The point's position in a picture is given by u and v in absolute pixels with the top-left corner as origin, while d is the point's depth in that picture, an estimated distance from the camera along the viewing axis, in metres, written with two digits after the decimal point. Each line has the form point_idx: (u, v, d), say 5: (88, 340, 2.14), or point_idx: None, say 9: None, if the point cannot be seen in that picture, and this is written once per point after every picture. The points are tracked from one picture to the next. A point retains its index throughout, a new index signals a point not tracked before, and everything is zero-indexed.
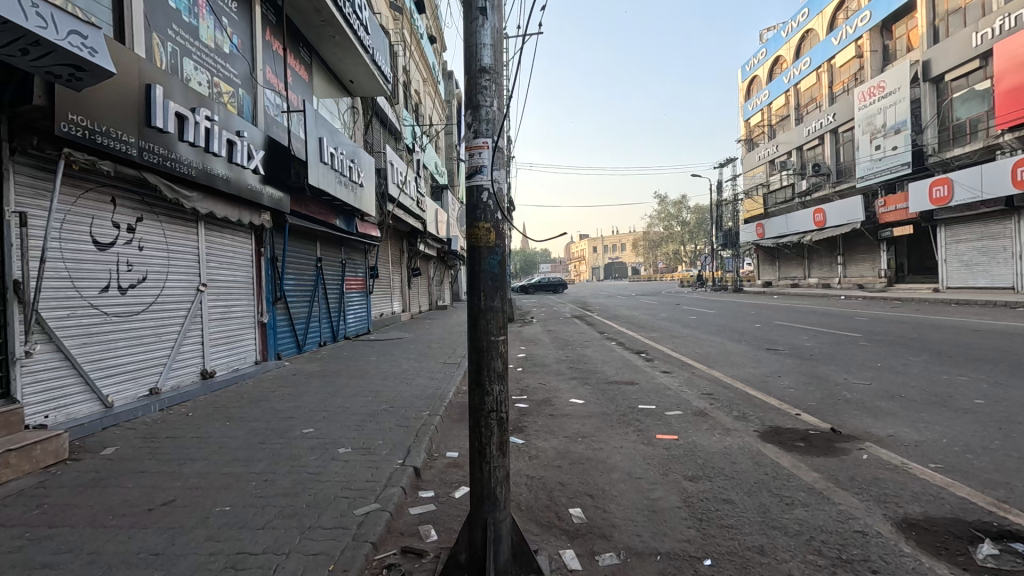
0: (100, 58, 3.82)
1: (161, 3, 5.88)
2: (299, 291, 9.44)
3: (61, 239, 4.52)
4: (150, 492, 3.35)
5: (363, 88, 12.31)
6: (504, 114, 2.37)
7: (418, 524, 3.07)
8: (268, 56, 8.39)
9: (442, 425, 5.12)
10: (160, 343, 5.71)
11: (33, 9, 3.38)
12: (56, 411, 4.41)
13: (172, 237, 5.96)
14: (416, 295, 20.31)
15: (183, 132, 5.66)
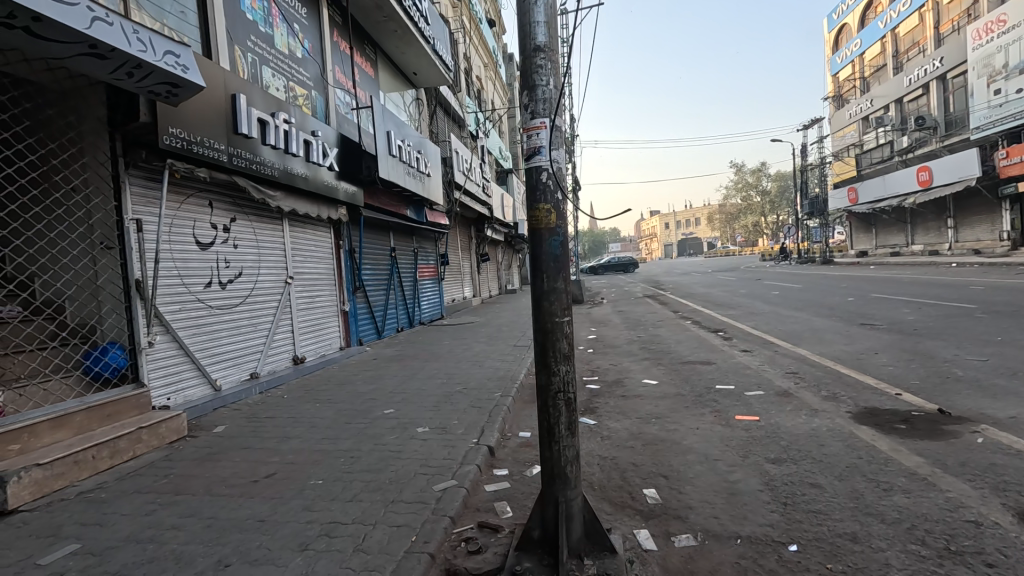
0: (192, 74, 4.18)
1: (239, 16, 6.31)
2: (376, 280, 9.92)
3: (169, 241, 5.04)
4: (255, 466, 3.72)
5: (426, 79, 12.56)
6: (561, 92, 2.33)
7: (493, 500, 3.18)
8: (336, 56, 8.77)
9: (513, 406, 5.23)
10: (256, 332, 6.25)
11: (135, 35, 3.75)
12: (175, 394, 4.98)
13: (262, 235, 6.46)
14: (486, 280, 20.69)
15: (265, 136, 6.08)
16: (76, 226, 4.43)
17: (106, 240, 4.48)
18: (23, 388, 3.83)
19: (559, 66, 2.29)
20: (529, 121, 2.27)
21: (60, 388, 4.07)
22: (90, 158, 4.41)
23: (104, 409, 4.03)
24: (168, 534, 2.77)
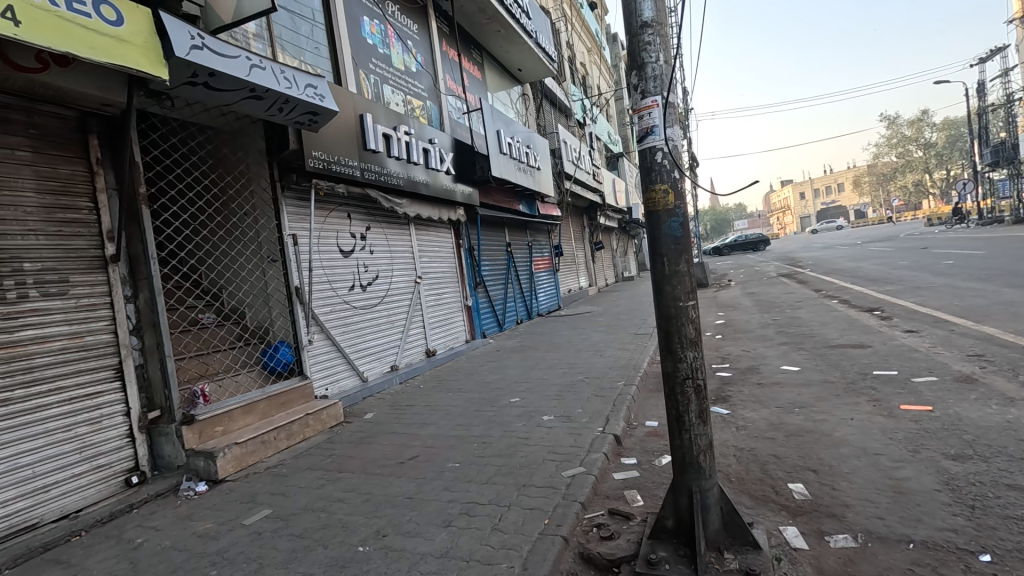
0: (328, 102, 4.72)
1: (361, 42, 6.94)
2: (495, 275, 10.32)
3: (319, 252, 5.74)
4: (400, 449, 4.12)
5: (531, 74, 12.69)
6: (672, 67, 2.23)
7: (623, 488, 3.16)
8: (446, 65, 9.25)
9: (638, 394, 5.12)
10: (393, 328, 6.88)
11: (283, 75, 4.34)
12: (331, 385, 5.69)
13: (393, 239, 7.08)
14: (601, 269, 20.42)
15: (390, 149, 6.63)
16: (249, 243, 5.23)
17: (272, 254, 5.26)
18: (221, 380, 4.65)
19: (669, 39, 2.19)
20: (639, 101, 2.21)
21: (246, 380, 4.87)
22: (255, 186, 5.19)
23: (280, 398, 4.75)
24: (335, 506, 3.20)
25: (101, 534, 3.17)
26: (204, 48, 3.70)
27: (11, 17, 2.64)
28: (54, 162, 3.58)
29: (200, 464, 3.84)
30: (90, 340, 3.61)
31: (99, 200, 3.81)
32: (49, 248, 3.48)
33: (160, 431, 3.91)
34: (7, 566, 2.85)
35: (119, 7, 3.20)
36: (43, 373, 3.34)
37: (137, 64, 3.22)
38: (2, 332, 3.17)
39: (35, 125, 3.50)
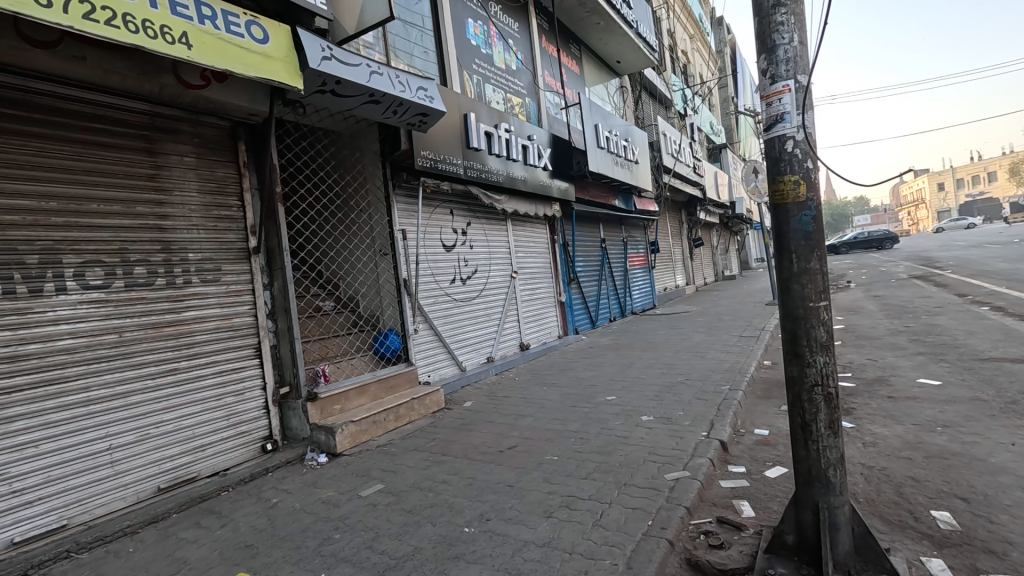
0: (437, 103, 4.97)
1: (466, 44, 7.19)
2: (589, 271, 10.22)
3: (424, 247, 6.05)
4: (499, 438, 4.25)
5: (631, 65, 12.35)
6: (808, 48, 2.07)
7: (732, 497, 3.01)
8: (545, 61, 9.30)
9: (744, 400, 4.83)
10: (490, 321, 7.09)
11: (398, 80, 4.63)
12: (433, 372, 6.00)
13: (491, 235, 7.28)
14: (699, 267, 19.43)
15: (491, 146, 6.81)
16: (363, 238, 5.64)
17: (384, 248, 5.62)
18: (340, 362, 5.09)
19: (805, 18, 2.03)
20: (769, 87, 2.07)
21: (360, 363, 5.29)
22: (370, 184, 5.58)
23: (388, 382, 5.10)
24: (441, 486, 3.38)
25: (245, 491, 3.62)
26: (333, 59, 4.05)
27: (183, 43, 3.08)
28: (212, 166, 4.12)
29: (322, 437, 4.24)
30: (237, 321, 4.13)
31: (245, 199, 4.32)
32: (207, 241, 4.01)
33: (289, 405, 4.36)
34: (175, 510, 3.36)
35: (266, 26, 3.59)
36: (202, 348, 3.87)
37: (278, 77, 3.60)
38: (172, 311, 3.73)
39: (198, 134, 4.05)
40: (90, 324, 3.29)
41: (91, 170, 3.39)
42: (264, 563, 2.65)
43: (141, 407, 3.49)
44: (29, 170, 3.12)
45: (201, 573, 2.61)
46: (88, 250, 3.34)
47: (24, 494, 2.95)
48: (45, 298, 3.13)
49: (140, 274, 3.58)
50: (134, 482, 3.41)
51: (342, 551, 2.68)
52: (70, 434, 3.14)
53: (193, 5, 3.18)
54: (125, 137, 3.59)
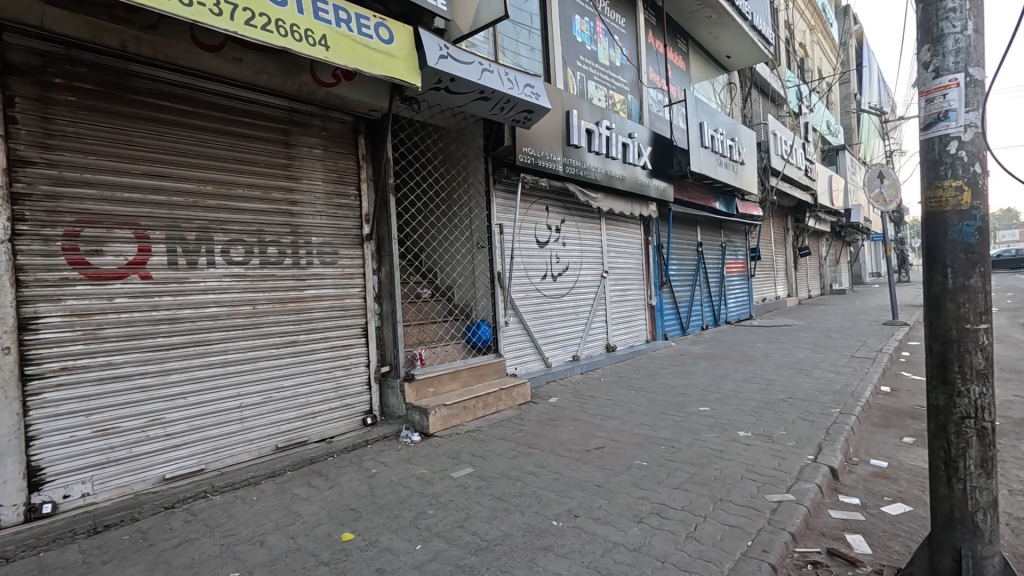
0: (543, 100, 5.01)
1: (571, 41, 7.18)
2: (682, 276, 9.82)
3: (519, 242, 6.15)
4: (586, 437, 4.23)
5: (740, 61, 11.65)
6: (983, 38, 1.87)
7: (844, 530, 2.76)
8: (650, 57, 9.03)
9: (858, 426, 4.40)
10: (578, 319, 7.06)
11: (507, 77, 4.73)
12: (520, 365, 6.09)
13: (584, 233, 7.22)
14: (804, 278, 17.94)
15: (591, 144, 6.75)
16: (463, 230, 5.84)
17: (481, 241, 5.77)
18: (435, 347, 5.34)
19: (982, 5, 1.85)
20: (931, 81, 1.91)
21: (453, 350, 5.51)
22: (472, 179, 5.76)
23: (478, 370, 5.26)
24: (529, 477, 3.44)
25: (348, 459, 3.93)
26: (449, 57, 4.23)
27: (321, 44, 3.37)
28: (336, 157, 4.47)
29: (416, 417, 4.47)
30: (348, 302, 4.47)
31: (362, 189, 4.65)
32: (328, 226, 4.37)
33: (388, 384, 4.65)
34: (290, 468, 3.72)
35: (392, 27, 3.82)
36: (318, 324, 4.24)
37: (400, 75, 3.82)
38: (295, 288, 4.10)
39: (327, 128, 4.42)
40: (230, 295, 3.72)
41: (239, 159, 3.82)
42: (366, 526, 2.86)
43: (266, 372, 3.89)
44: (192, 157, 3.58)
45: (313, 527, 2.88)
46: (233, 230, 3.77)
47: (174, 437, 3.41)
48: (199, 270, 3.58)
49: (272, 253, 3.98)
50: (257, 438, 3.82)
51: (436, 526, 2.82)
52: (211, 390, 3.59)
53: (332, 10, 3.46)
54: (267, 130, 4.00)
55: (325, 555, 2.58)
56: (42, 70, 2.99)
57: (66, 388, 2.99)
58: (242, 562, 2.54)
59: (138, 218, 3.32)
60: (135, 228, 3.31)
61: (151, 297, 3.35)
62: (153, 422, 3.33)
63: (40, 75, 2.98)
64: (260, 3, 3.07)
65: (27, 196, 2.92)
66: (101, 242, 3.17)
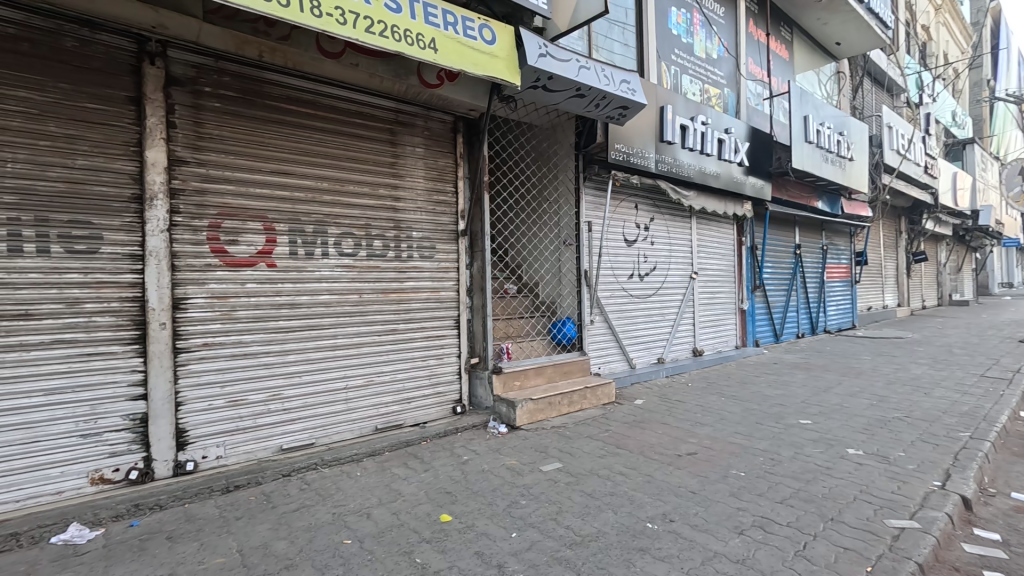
0: (639, 96, 4.91)
1: (667, 34, 6.96)
2: (778, 280, 9.22)
3: (608, 240, 6.08)
4: (676, 442, 4.11)
5: (852, 49, 10.73)
6: None
7: (982, 566, 2.47)
8: (750, 48, 8.55)
9: (994, 454, 3.92)
10: (664, 320, 6.86)
11: (604, 73, 4.69)
12: (603, 364, 6.03)
13: (674, 232, 7.00)
14: (918, 286, 16.17)
15: (685, 140, 6.51)
16: (551, 227, 5.87)
17: (569, 238, 5.76)
18: (521, 341, 5.44)
19: None
20: None
21: (538, 346, 5.57)
22: (562, 176, 5.75)
23: (563, 367, 5.27)
24: (619, 477, 3.41)
25: (440, 445, 4.10)
26: (548, 56, 4.28)
27: (431, 48, 3.53)
28: (436, 156, 4.67)
29: (503, 409, 4.57)
30: (443, 295, 4.66)
31: (458, 186, 4.81)
32: (427, 222, 4.58)
33: (478, 375, 4.79)
34: (388, 449, 3.95)
35: (494, 29, 3.92)
36: (415, 315, 4.46)
37: (501, 74, 3.90)
38: (396, 280, 4.35)
39: (429, 128, 4.62)
40: (341, 284, 4.01)
41: (352, 158, 4.10)
42: (463, 510, 2.98)
43: (369, 357, 4.16)
44: (312, 156, 3.89)
45: (414, 506, 3.04)
46: (344, 224, 4.05)
47: (290, 412, 3.74)
48: (315, 260, 3.89)
49: (377, 246, 4.24)
50: (360, 418, 4.09)
51: (530, 517, 2.87)
52: (322, 371, 3.89)
53: (441, 14, 3.62)
54: (376, 130, 4.26)
55: (426, 533, 2.72)
56: (196, 80, 3.38)
57: (207, 361, 3.38)
58: (353, 531, 2.74)
59: (266, 212, 3.67)
60: (264, 221, 3.67)
61: (275, 283, 3.70)
62: (274, 398, 3.67)
63: (193, 84, 3.37)
64: (379, 11, 3.27)
65: (182, 191, 3.32)
66: (237, 233, 3.55)
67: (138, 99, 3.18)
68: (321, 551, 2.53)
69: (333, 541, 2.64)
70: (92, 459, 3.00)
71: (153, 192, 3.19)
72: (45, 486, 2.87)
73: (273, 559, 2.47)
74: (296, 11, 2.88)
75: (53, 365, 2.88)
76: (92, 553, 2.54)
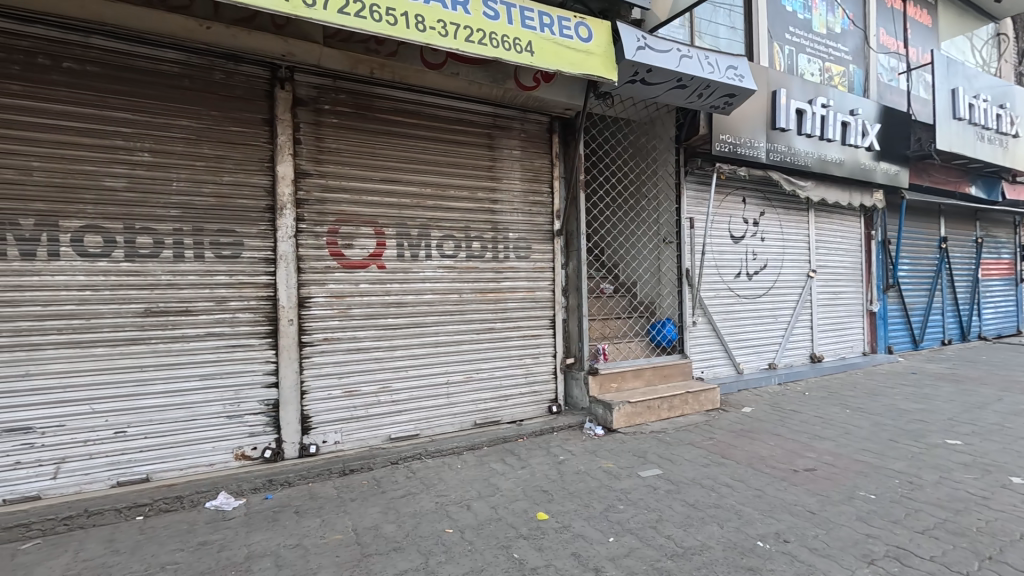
0: (747, 82, 4.58)
1: (780, 11, 6.40)
2: (917, 278, 8.10)
3: (712, 237, 5.74)
4: (791, 455, 3.78)
5: (1017, 4, 9.07)
6: None
7: None
8: (882, 17, 7.59)
9: None
10: (777, 323, 6.33)
11: (707, 61, 4.43)
12: (707, 368, 5.71)
13: (788, 227, 6.43)
14: None
15: (802, 126, 5.95)
16: (650, 225, 5.67)
17: (669, 235, 5.52)
18: (619, 342, 5.32)
19: None
20: None
21: (636, 348, 5.41)
22: (662, 171, 5.52)
23: (663, 369, 5.07)
24: (724, 489, 3.21)
25: (537, 443, 4.15)
26: (646, 48, 4.14)
27: (528, 51, 3.57)
28: (533, 157, 4.72)
29: (599, 411, 4.51)
30: (539, 294, 4.70)
31: (554, 186, 4.82)
32: (524, 222, 4.65)
33: (573, 375, 4.77)
34: (486, 444, 4.07)
35: (591, 26, 3.86)
36: (512, 314, 4.55)
37: (597, 72, 3.84)
38: (494, 280, 4.46)
39: (525, 129, 4.68)
40: (442, 284, 4.20)
41: (453, 163, 4.29)
42: (559, 510, 2.99)
43: (469, 355, 4.31)
44: (417, 163, 4.12)
45: (511, 501, 3.10)
46: (445, 227, 4.25)
47: (397, 404, 4.00)
48: (419, 262, 4.12)
49: (476, 247, 4.39)
50: (460, 413, 4.26)
51: (628, 522, 2.80)
52: (426, 366, 4.11)
53: (537, 16, 3.64)
54: (475, 135, 4.41)
55: (523, 529, 2.76)
56: (317, 100, 3.74)
57: (327, 354, 3.73)
58: (454, 521, 2.86)
59: (377, 217, 3.96)
60: (375, 226, 3.95)
61: (384, 284, 3.97)
62: (384, 390, 3.95)
63: (315, 103, 3.73)
64: (477, 19, 3.38)
65: (306, 201, 3.69)
66: (352, 237, 3.87)
67: (270, 120, 3.59)
68: (426, 537, 2.68)
69: (437, 529, 2.78)
70: (236, 437, 3.45)
71: (283, 202, 3.58)
72: (200, 458, 3.35)
73: (383, 540, 2.66)
74: (402, 28, 3.07)
75: (206, 355, 3.35)
76: (237, 519, 2.92)
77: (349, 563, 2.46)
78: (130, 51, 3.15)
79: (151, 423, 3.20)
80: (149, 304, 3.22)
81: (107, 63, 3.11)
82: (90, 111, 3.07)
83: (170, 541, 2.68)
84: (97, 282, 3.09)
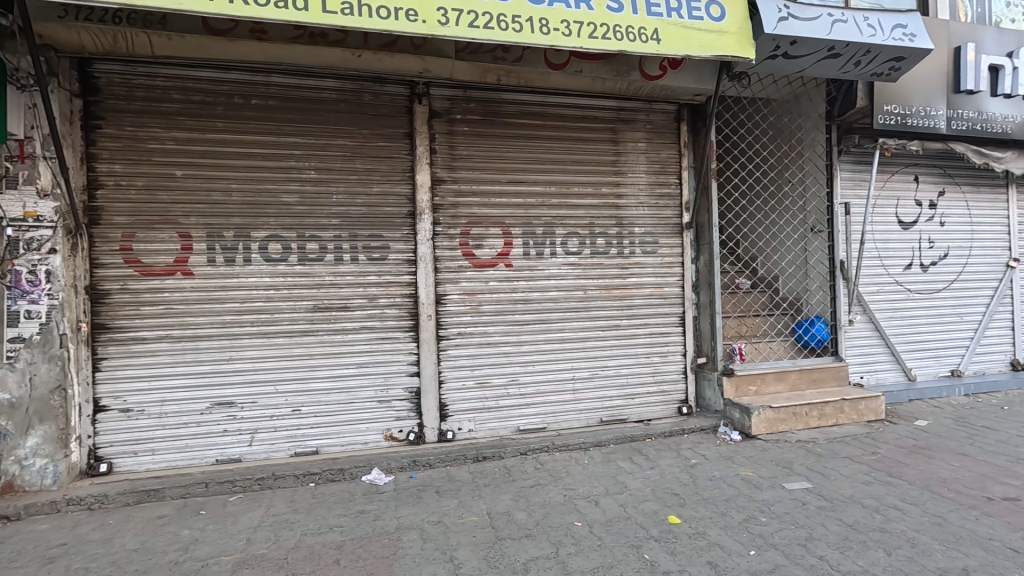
0: (920, 41, 3.94)
1: None
2: None
3: (873, 223, 5.03)
4: (984, 480, 3.17)
5: None
6: None
7: None
8: None
9: None
10: (963, 323, 5.34)
11: (866, 23, 3.89)
12: (868, 373, 5.02)
13: (978, 208, 5.38)
14: None
15: (998, 85, 4.92)
16: (793, 213, 5.12)
17: (817, 224, 4.96)
18: (758, 342, 4.91)
19: None
20: None
21: (779, 348, 4.95)
22: (809, 152, 4.98)
23: (812, 373, 4.58)
24: (892, 512, 2.81)
25: (666, 444, 4.01)
26: (789, 18, 3.75)
27: (654, 39, 3.45)
28: (660, 148, 4.55)
29: (736, 415, 4.22)
30: (668, 290, 4.53)
31: (683, 176, 4.60)
32: (650, 216, 4.51)
33: (706, 376, 4.52)
34: (613, 441, 4.04)
35: (724, 3, 3.61)
36: (639, 311, 4.44)
37: (732, 52, 3.58)
38: (620, 276, 4.40)
39: (651, 120, 4.53)
40: (568, 280, 4.26)
41: (577, 160, 4.31)
42: (692, 515, 2.86)
43: (594, 352, 4.31)
44: (542, 163, 4.21)
45: (640, 501, 3.04)
46: (570, 224, 4.29)
47: (525, 397, 4.14)
48: (544, 259, 4.22)
49: (601, 243, 4.36)
50: (586, 409, 4.28)
51: (772, 537, 2.59)
52: (552, 361, 4.20)
53: (664, 2, 3.50)
54: (599, 131, 4.37)
55: (654, 531, 2.70)
56: (450, 111, 4.01)
57: (461, 348, 4.00)
58: (583, 515, 2.90)
59: (505, 218, 4.14)
60: (503, 227, 4.13)
61: (512, 281, 4.14)
62: (512, 383, 4.12)
63: (448, 114, 4.00)
64: (601, 15, 3.35)
65: (441, 206, 3.99)
66: (482, 238, 4.09)
67: (410, 133, 3.94)
68: (556, 528, 2.76)
69: (566, 521, 2.84)
70: (386, 420, 3.86)
71: (422, 208, 3.91)
72: (357, 436, 3.81)
73: (515, 526, 2.80)
74: (527, 34, 3.18)
75: (360, 346, 3.80)
76: (388, 493, 3.27)
77: (485, 544, 2.62)
78: (299, 84, 3.68)
79: (319, 404, 3.73)
80: (316, 301, 3.74)
81: (282, 96, 3.67)
82: (271, 139, 3.65)
83: (336, 507, 3.10)
84: (278, 283, 3.67)
